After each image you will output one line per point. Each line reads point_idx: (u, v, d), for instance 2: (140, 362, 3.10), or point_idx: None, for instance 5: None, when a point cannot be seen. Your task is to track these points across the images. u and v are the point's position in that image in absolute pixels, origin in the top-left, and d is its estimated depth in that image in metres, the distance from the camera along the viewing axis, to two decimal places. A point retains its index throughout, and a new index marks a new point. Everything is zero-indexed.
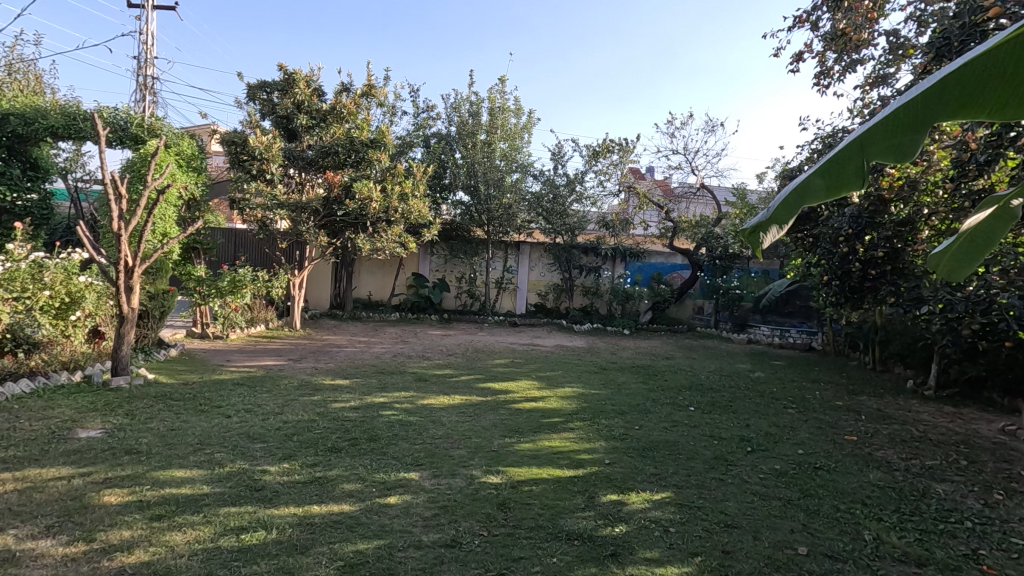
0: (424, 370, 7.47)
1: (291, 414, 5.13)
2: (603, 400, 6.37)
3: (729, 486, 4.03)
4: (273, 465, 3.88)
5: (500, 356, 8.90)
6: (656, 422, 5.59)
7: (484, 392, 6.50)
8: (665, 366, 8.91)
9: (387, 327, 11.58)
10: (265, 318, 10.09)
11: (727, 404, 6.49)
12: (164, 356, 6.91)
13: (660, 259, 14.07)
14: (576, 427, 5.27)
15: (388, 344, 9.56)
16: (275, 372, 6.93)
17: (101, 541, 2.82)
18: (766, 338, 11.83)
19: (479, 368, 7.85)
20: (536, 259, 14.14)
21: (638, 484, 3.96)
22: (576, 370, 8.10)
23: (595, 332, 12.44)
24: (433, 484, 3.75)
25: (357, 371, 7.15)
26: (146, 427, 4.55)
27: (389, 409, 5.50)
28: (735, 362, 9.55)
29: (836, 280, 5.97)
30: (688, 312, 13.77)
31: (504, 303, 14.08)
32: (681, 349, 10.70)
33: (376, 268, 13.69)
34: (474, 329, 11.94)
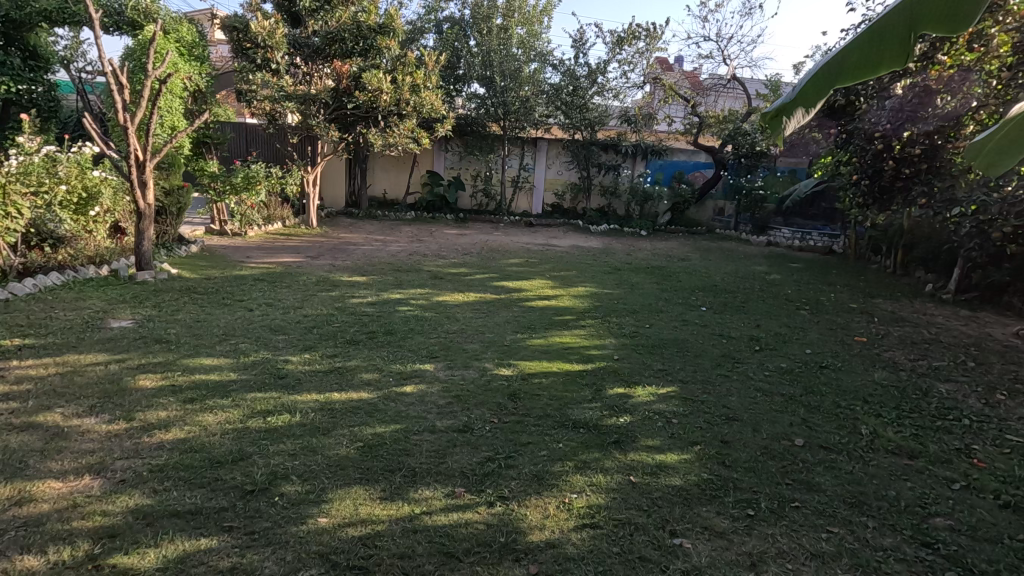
0: (440, 268, 7.56)
1: (311, 308, 5.30)
2: (615, 300, 6.44)
3: (734, 382, 4.15)
4: (295, 355, 4.08)
5: (515, 256, 8.93)
6: (667, 321, 5.68)
7: (498, 290, 6.60)
8: (680, 267, 8.89)
9: (403, 225, 11.61)
10: (282, 216, 10.11)
11: (739, 305, 6.53)
12: (186, 253, 7.06)
13: (684, 157, 13.62)
14: (587, 324, 5.38)
15: (404, 243, 9.62)
16: (293, 268, 7.08)
17: (140, 419, 3.05)
18: (786, 241, 11.62)
19: (494, 267, 7.91)
20: (554, 157, 13.71)
21: (645, 379, 4.09)
22: (590, 270, 8.14)
23: (612, 232, 12.33)
24: (447, 375, 3.93)
25: (373, 269, 7.26)
26: (173, 319, 4.75)
27: (405, 305, 5.64)
28: (751, 264, 9.48)
29: (866, 180, 5.69)
30: (708, 214, 13.43)
31: (520, 202, 13.89)
32: (698, 251, 10.61)
33: (390, 165, 13.46)
34: (490, 229, 11.91)
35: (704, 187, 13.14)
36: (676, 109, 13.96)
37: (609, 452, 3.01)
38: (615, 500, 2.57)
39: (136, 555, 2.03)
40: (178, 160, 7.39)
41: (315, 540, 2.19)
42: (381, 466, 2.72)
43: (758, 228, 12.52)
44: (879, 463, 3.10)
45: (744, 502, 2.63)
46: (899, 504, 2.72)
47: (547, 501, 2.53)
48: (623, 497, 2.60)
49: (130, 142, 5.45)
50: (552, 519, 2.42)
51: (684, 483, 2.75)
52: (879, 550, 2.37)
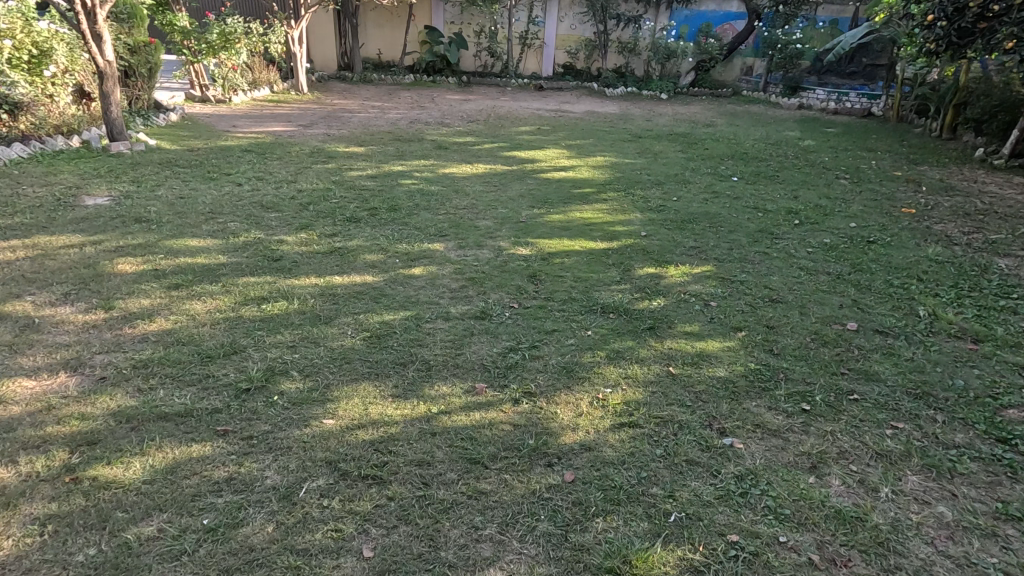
0: (444, 137, 6.90)
1: (305, 182, 4.80)
2: (638, 170, 5.87)
3: (774, 260, 3.76)
4: (291, 235, 3.67)
5: (525, 123, 8.16)
6: (695, 192, 5.17)
7: (510, 161, 6.01)
8: (706, 133, 8.13)
9: (401, 90, 10.61)
10: (269, 81, 9.16)
11: (773, 173, 5.95)
12: (164, 122, 6.40)
13: (713, 6, 11.85)
14: (610, 198, 4.89)
15: (404, 110, 8.80)
16: (285, 138, 6.44)
17: (121, 309, 2.72)
18: (820, 103, 10.62)
19: (503, 135, 7.22)
20: (567, 7, 12.15)
21: (677, 258, 3.70)
22: (609, 138, 7.43)
23: (629, 97, 11.29)
24: (459, 255, 3.53)
25: (372, 138, 6.61)
26: (154, 196, 4.28)
27: (409, 178, 5.12)
28: (783, 129, 8.68)
29: (944, 20, 4.75)
30: (735, 73, 12.14)
31: (529, 63, 12.59)
32: (724, 116, 9.72)
33: (383, 19, 12.04)
34: (496, 93, 10.90)
35: (734, 41, 11.72)
36: None
37: (643, 340, 2.70)
38: (654, 395, 2.30)
39: (120, 465, 1.80)
40: (140, 11, 6.44)
41: (321, 445, 1.94)
42: (390, 359, 2.44)
43: (789, 89, 11.41)
44: (942, 348, 2.79)
45: (796, 396, 2.36)
46: (968, 395, 2.43)
47: (579, 397, 2.26)
48: (662, 391, 2.33)
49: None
50: (585, 417, 2.16)
51: (729, 375, 2.47)
52: (950, 448, 2.12)
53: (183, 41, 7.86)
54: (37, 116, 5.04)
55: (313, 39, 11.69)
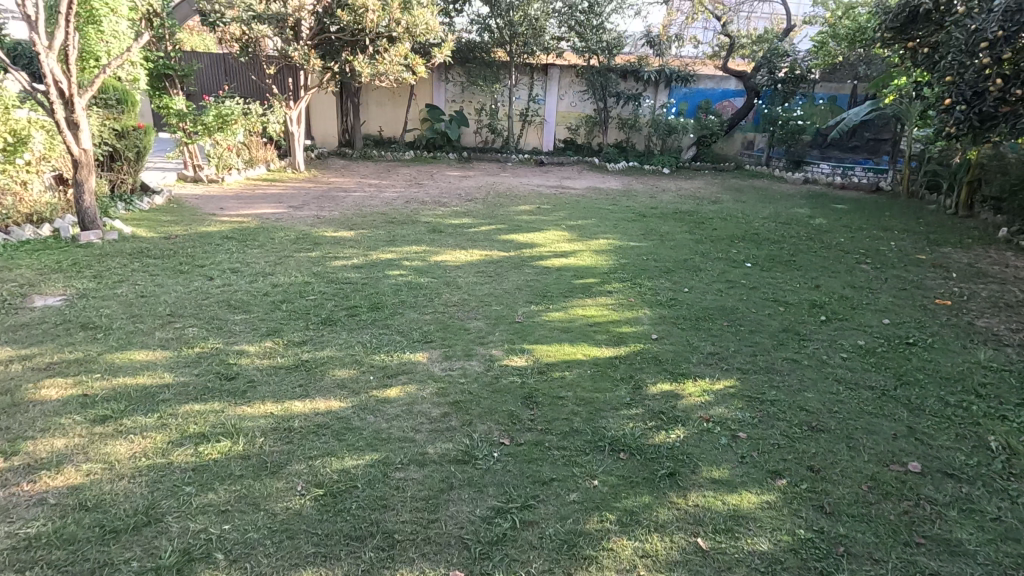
0: (440, 218, 6.62)
1: (283, 275, 4.43)
2: (644, 255, 5.50)
3: (806, 370, 3.28)
4: (253, 345, 3.24)
5: (525, 201, 7.94)
6: (707, 282, 4.76)
7: (507, 245, 5.67)
8: (712, 211, 7.85)
9: (400, 167, 10.54)
10: (265, 160, 9.14)
11: (788, 258, 5.58)
12: (147, 207, 6.16)
13: (712, 84, 12.11)
14: (615, 290, 4.48)
15: (401, 188, 8.62)
16: (272, 221, 6.16)
17: (25, 455, 2.24)
18: (826, 177, 10.49)
19: (502, 216, 6.94)
20: (567, 86, 12.31)
21: (694, 369, 3.23)
22: (612, 217, 7.14)
23: (631, 172, 11.19)
24: (444, 370, 3.07)
25: (363, 221, 6.33)
26: (113, 293, 3.89)
27: (398, 268, 4.76)
28: (791, 206, 8.42)
29: (963, 104, 3.99)
30: (737, 146, 12.17)
31: (530, 138, 12.64)
32: (729, 192, 9.53)
33: (385, 98, 12.19)
34: (497, 170, 10.82)
35: (735, 117, 11.87)
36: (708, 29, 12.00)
37: (662, 495, 2.19)
38: None
39: None
40: (131, 96, 6.37)
41: None
42: (347, 530, 1.93)
43: (793, 163, 11.33)
44: None
45: None
46: None
47: None
48: None
49: (44, 69, 4.37)
50: None
51: (775, 550, 1.95)
52: None
53: (178, 122, 7.77)
54: (5, 205, 4.77)
55: (314, 117, 11.79)
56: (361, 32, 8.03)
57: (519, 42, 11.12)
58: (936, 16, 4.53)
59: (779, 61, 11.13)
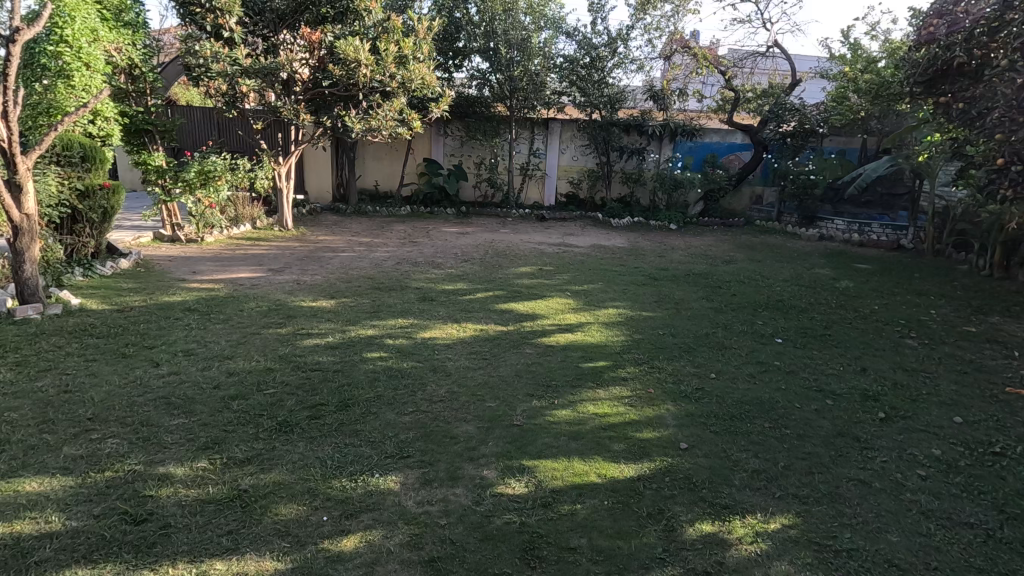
0: (432, 284, 6.05)
1: (243, 360, 3.80)
2: (660, 329, 4.87)
3: (881, 498, 2.60)
4: (182, 465, 2.57)
5: (525, 262, 7.40)
6: (737, 365, 4.11)
7: (505, 316, 5.06)
8: (727, 273, 7.29)
9: (395, 223, 10.09)
10: (251, 217, 8.74)
11: (822, 332, 4.94)
12: (110, 271, 5.64)
13: (717, 138, 11.86)
14: (631, 377, 3.82)
15: (394, 247, 8.11)
16: (245, 288, 5.58)
17: None
18: (842, 234, 10.01)
19: (500, 280, 6.37)
20: (568, 140, 12.03)
21: (740, 498, 2.55)
22: (619, 281, 6.56)
23: (637, 228, 10.71)
24: (421, 502, 2.39)
25: (346, 288, 5.75)
26: (32, 388, 3.25)
27: (379, 349, 4.14)
28: (811, 267, 7.85)
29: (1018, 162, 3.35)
30: (746, 202, 11.89)
31: (531, 193, 12.24)
32: (742, 250, 9.00)
33: (382, 152, 11.88)
34: (497, 226, 10.35)
35: (743, 171, 11.59)
36: (711, 78, 12.00)
37: None
38: None
39: None
40: (103, 154, 5.90)
41: None
42: None
43: (805, 219, 10.88)
44: None
45: None
46: None
47: None
48: None
49: None
50: None
51: None
52: None
53: (158, 179, 7.34)
54: None
55: (308, 172, 11.46)
56: (355, 88, 7.67)
57: (520, 96, 10.89)
58: (969, 69, 3.98)
59: (787, 115, 10.80)
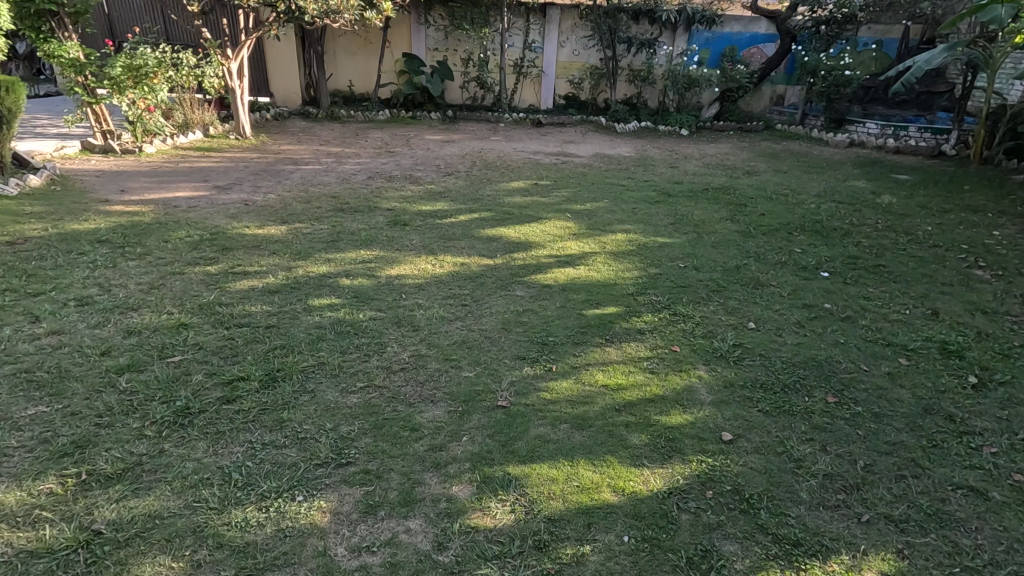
0: (407, 204, 5.09)
1: (151, 312, 2.95)
2: (680, 261, 4.00)
3: (1007, 518, 1.87)
4: (18, 491, 1.79)
5: (518, 175, 6.39)
6: (780, 310, 3.29)
7: (493, 245, 4.17)
8: (752, 187, 6.31)
9: (371, 129, 8.90)
10: (203, 123, 7.54)
11: (875, 261, 4.09)
12: (15, 189, 4.70)
13: (738, 27, 10.34)
14: (649, 330, 3.01)
15: (367, 158, 7.03)
16: (180, 211, 4.61)
17: None
18: (875, 138, 8.90)
19: (487, 198, 5.41)
20: (569, 30, 10.45)
21: (815, 526, 1.81)
22: (628, 198, 5.60)
23: (644, 134, 9.54)
24: (360, 548, 1.65)
25: (302, 210, 4.81)
26: None
27: (331, 292, 3.28)
28: (845, 179, 6.87)
29: None
30: (764, 103, 10.70)
31: (525, 94, 10.87)
32: (764, 159, 7.95)
33: (355, 46, 10.34)
34: (488, 132, 9.17)
35: (766, 67, 10.24)
36: None
37: None
38: None
39: None
40: None
41: None
42: None
43: (833, 122, 9.69)
44: None
45: None
46: None
47: None
48: None
49: None
50: None
51: None
52: None
53: (76, 75, 6.12)
54: None
55: (271, 71, 10.03)
56: None
57: None
58: None
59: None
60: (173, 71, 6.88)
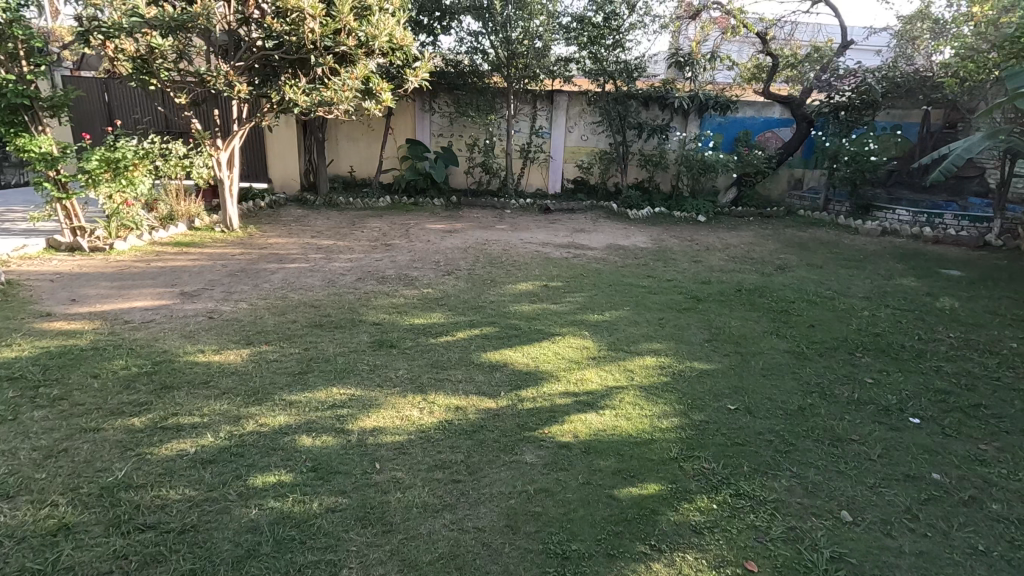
0: (398, 315, 4.42)
1: (29, 504, 2.18)
2: (729, 401, 3.22)
3: None
4: None
5: (526, 273, 5.75)
6: (879, 489, 2.46)
7: (495, 376, 3.44)
8: (788, 287, 5.63)
9: (370, 217, 8.44)
10: (189, 214, 7.11)
11: (971, 399, 3.30)
12: None
13: (752, 112, 10.16)
14: (708, 527, 2.20)
15: (361, 253, 6.47)
16: (129, 328, 3.93)
17: None
18: (910, 227, 8.33)
19: (489, 306, 4.74)
20: (576, 116, 10.24)
21: None
22: (651, 304, 4.91)
23: (658, 221, 9.03)
24: None
25: (274, 325, 4.12)
26: None
27: (281, 460, 2.51)
28: (889, 275, 6.19)
29: None
30: (782, 186, 10.35)
31: (532, 179, 10.51)
32: (792, 251, 7.33)
33: (358, 132, 10.12)
34: (493, 220, 8.68)
35: (783, 151, 9.91)
36: (743, 39, 10.32)
37: None
38: None
39: None
40: None
41: None
42: None
43: (860, 208, 9.17)
44: None
45: None
46: None
47: None
48: None
49: None
50: None
51: None
52: None
53: (47, 169, 5.65)
54: None
55: (271, 157, 9.77)
56: (303, 49, 5.89)
57: (519, 64, 9.19)
58: None
59: (840, 84, 9.32)
60: (161, 162, 6.55)
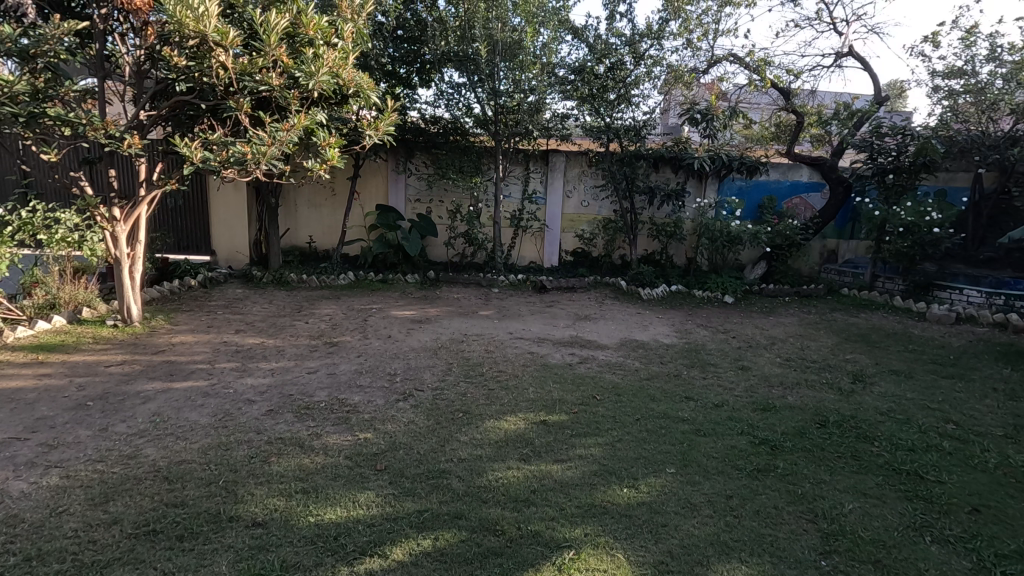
0: (301, 498, 2.68)
1: None
2: None
3: None
4: None
5: (514, 397, 4.03)
6: None
7: None
8: (888, 416, 3.96)
9: (324, 301, 6.80)
10: (75, 304, 5.44)
11: None
12: None
13: (777, 175, 8.85)
14: None
15: (292, 358, 4.77)
16: None
17: None
18: (989, 312, 6.81)
19: (457, 470, 3.00)
20: (575, 179, 8.86)
21: None
22: (708, 461, 3.18)
23: (678, 302, 7.44)
24: None
25: (68, 536, 2.35)
26: None
27: None
28: (1008, 390, 4.57)
29: None
30: (815, 259, 8.88)
31: (525, 250, 9.00)
32: (859, 348, 5.71)
33: (320, 197, 8.65)
34: (476, 303, 7.04)
35: (817, 220, 8.52)
36: (763, 96, 9.11)
37: None
38: None
39: None
40: None
41: None
42: None
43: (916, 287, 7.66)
44: None
45: None
46: None
47: None
48: None
49: None
50: None
51: None
52: None
53: None
54: None
55: (214, 226, 8.19)
56: (221, 90, 4.42)
57: (508, 120, 7.84)
58: None
59: (882, 143, 7.95)
60: (42, 234, 5.07)
